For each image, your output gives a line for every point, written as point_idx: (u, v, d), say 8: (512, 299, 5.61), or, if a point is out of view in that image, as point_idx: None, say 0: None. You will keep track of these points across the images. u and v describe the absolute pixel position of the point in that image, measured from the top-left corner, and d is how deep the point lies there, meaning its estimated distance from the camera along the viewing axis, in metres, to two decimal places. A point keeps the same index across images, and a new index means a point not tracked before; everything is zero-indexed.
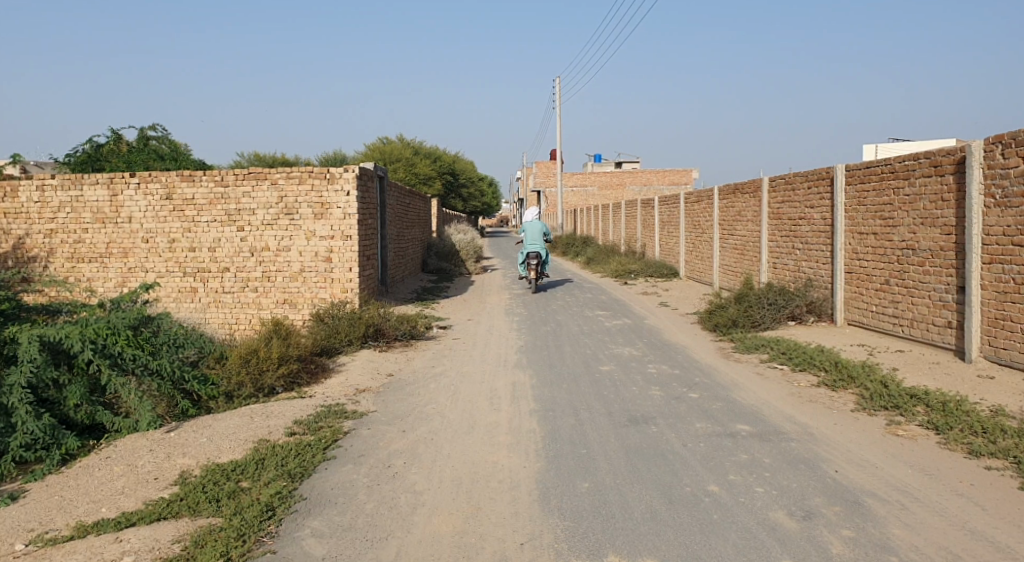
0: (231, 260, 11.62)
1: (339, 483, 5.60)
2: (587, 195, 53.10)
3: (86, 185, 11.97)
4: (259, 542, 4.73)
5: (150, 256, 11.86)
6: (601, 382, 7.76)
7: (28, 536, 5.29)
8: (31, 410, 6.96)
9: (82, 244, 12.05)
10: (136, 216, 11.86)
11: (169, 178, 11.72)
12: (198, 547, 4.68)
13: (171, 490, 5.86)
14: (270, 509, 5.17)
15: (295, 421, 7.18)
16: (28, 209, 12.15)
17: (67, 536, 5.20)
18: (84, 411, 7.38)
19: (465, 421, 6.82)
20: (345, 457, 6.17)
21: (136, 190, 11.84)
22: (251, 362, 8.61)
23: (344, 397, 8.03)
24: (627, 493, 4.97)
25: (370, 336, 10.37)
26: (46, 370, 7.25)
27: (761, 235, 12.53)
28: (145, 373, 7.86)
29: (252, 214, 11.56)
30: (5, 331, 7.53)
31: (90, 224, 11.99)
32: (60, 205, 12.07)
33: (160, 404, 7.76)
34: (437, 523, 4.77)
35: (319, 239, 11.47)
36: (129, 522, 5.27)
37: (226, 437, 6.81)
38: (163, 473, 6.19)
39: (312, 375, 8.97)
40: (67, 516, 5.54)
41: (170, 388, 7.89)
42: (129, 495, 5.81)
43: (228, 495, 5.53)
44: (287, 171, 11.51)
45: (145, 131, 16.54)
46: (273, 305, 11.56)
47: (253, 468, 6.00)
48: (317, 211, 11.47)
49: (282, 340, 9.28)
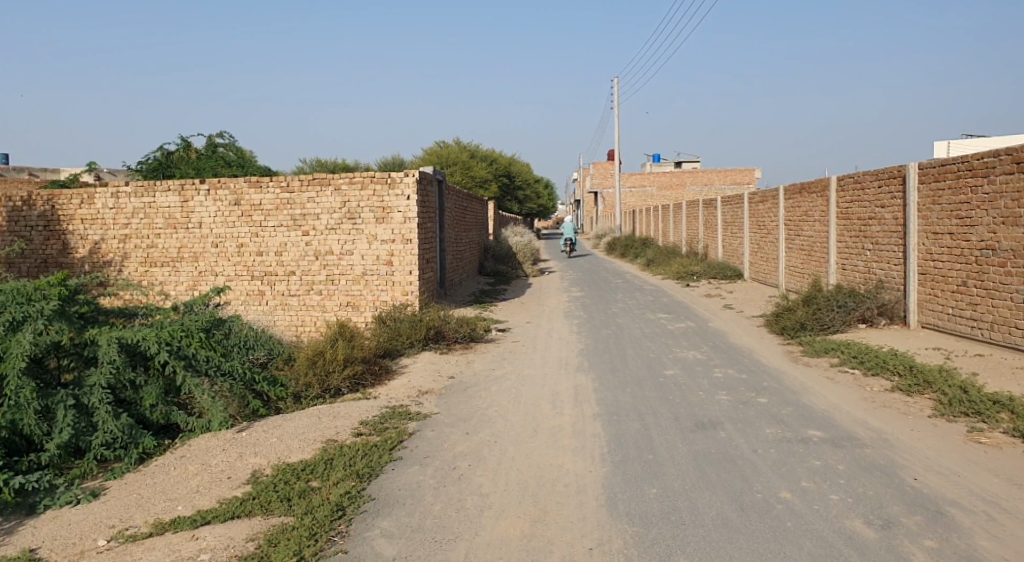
0: (296, 264, 11.86)
1: (406, 485, 5.65)
2: (646, 196, 52.72)
3: (159, 192, 12.38)
4: (329, 542, 4.81)
5: (219, 261, 12.18)
6: (666, 386, 7.67)
7: (110, 532, 5.49)
8: (109, 410, 7.19)
9: (155, 249, 12.45)
10: (206, 222, 12.20)
11: (237, 185, 12.03)
12: (271, 546, 4.82)
13: (243, 489, 6.02)
14: (339, 509, 5.27)
15: (361, 422, 7.28)
16: (104, 215, 12.62)
17: (146, 533, 5.39)
18: (160, 411, 7.60)
19: (528, 424, 6.81)
20: (410, 458, 6.23)
21: (205, 197, 12.18)
22: (317, 364, 8.77)
23: (406, 398, 8.12)
24: (696, 498, 4.90)
25: (431, 339, 10.45)
26: (124, 371, 7.52)
27: (828, 235, 12.22)
28: (217, 374, 8.10)
29: (315, 219, 11.77)
30: (85, 332, 7.79)
31: (163, 230, 12.39)
32: (133, 211, 12.49)
33: (232, 405, 7.96)
34: (505, 526, 4.77)
35: (381, 243, 11.62)
36: (204, 520, 5.43)
37: (295, 438, 6.95)
38: (236, 472, 6.36)
39: (375, 377, 9.08)
40: (145, 514, 5.74)
41: (241, 389, 8.11)
42: (204, 494, 5.98)
43: (298, 494, 5.66)
44: (349, 177, 11.68)
45: (214, 138, 17.05)
46: (337, 308, 11.76)
47: (321, 468, 6.12)
48: (378, 215, 11.61)
49: (346, 342, 9.42)
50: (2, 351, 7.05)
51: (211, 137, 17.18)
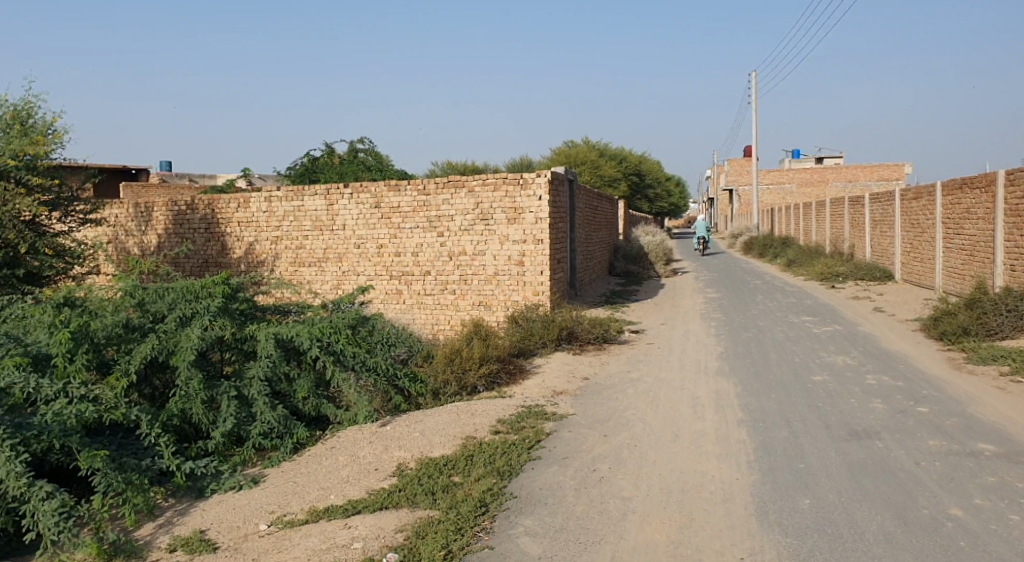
0: (432, 264, 12.17)
1: (547, 484, 5.67)
2: (784, 193, 50.78)
3: (307, 196, 13.03)
4: (475, 537, 4.91)
5: (361, 261, 12.70)
6: (814, 393, 7.34)
7: (270, 517, 5.83)
8: (267, 402, 7.62)
9: (303, 250, 13.13)
10: (349, 224, 12.74)
11: (378, 188, 12.48)
12: (419, 538, 4.97)
13: (390, 481, 6.24)
14: (483, 505, 5.36)
15: (498, 420, 7.38)
16: (257, 218, 13.43)
17: (302, 520, 5.69)
18: (311, 403, 8.00)
19: (668, 428, 6.69)
20: (550, 458, 6.26)
21: (349, 200, 12.72)
22: (455, 362, 8.96)
23: (542, 398, 8.16)
24: (854, 512, 4.66)
25: (565, 339, 10.46)
26: (280, 365, 7.96)
27: (994, 234, 11.33)
28: (363, 369, 8.43)
29: (450, 220, 12.03)
30: (245, 328, 8.29)
31: (310, 232, 13.05)
32: (284, 214, 13.22)
33: (376, 399, 8.27)
34: (650, 531, 4.71)
35: (513, 244, 11.66)
36: (354, 510, 5.68)
37: (436, 433, 7.13)
38: (382, 465, 6.59)
39: (510, 376, 9.17)
40: (301, 501, 6.05)
41: (384, 384, 8.41)
42: (353, 484, 6.24)
43: (441, 488, 5.81)
44: (482, 178, 11.81)
45: (355, 144, 17.81)
46: (470, 308, 11.96)
47: (463, 464, 6.26)
48: (510, 216, 11.65)
49: (482, 341, 9.57)
50: (175, 344, 7.61)
51: (353, 143, 17.96)
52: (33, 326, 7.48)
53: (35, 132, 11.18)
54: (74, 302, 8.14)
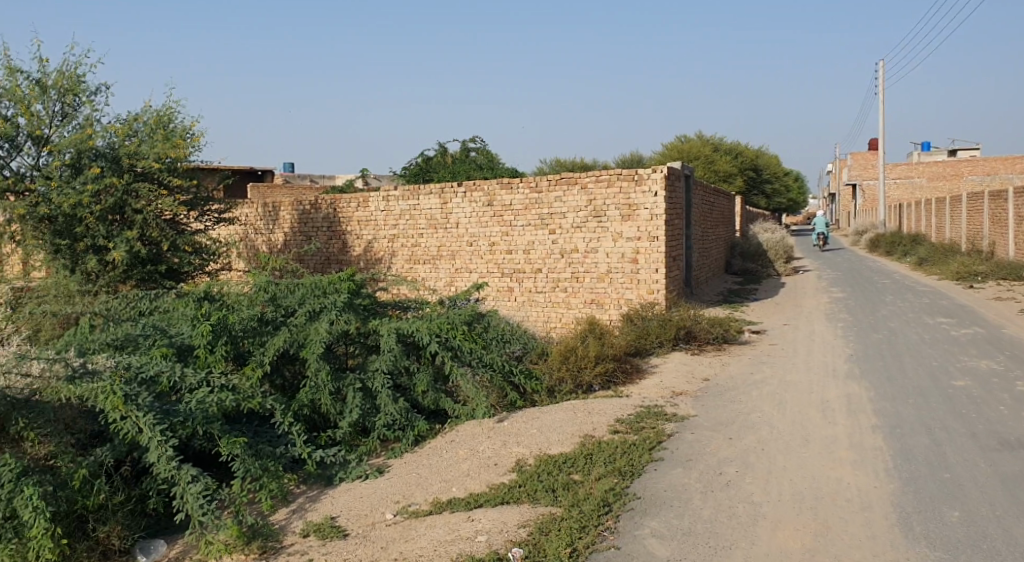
0: (544, 262, 12.17)
1: (671, 486, 5.57)
2: (912, 188, 48.15)
3: (422, 195, 13.31)
4: (600, 536, 4.88)
5: (474, 259, 12.86)
6: (957, 400, 6.89)
7: (395, 507, 5.99)
8: (390, 394, 7.82)
9: (418, 248, 13.43)
10: (462, 222, 12.93)
11: (491, 187, 12.60)
12: (543, 535, 4.98)
13: (510, 477, 6.29)
14: (606, 504, 5.32)
15: (617, 419, 7.31)
16: (375, 217, 13.83)
17: (426, 511, 5.82)
18: (430, 397, 8.16)
19: (797, 433, 6.45)
20: (672, 459, 6.15)
21: (462, 198, 12.91)
22: (570, 360, 8.93)
23: (660, 398, 8.02)
24: (1010, 527, 4.36)
25: (682, 339, 10.25)
26: (401, 359, 8.15)
27: None
28: (480, 365, 8.51)
29: (562, 217, 11.98)
30: (368, 322, 8.54)
31: (425, 230, 13.32)
32: (400, 213, 13.56)
33: (493, 395, 8.35)
34: (784, 537, 4.56)
35: (626, 241, 11.50)
36: (477, 504, 5.75)
37: (554, 431, 7.13)
38: (502, 460, 6.65)
39: (626, 375, 9.05)
40: (424, 493, 6.18)
41: (501, 380, 8.47)
42: (475, 478, 6.33)
43: (562, 486, 5.81)
44: (596, 175, 11.69)
45: (468, 143, 18.08)
46: (582, 306, 11.85)
47: (583, 462, 6.23)
48: (625, 212, 11.50)
49: (597, 339, 9.50)
50: (304, 337, 7.93)
51: (465, 142, 18.24)
52: (177, 319, 7.97)
53: (175, 136, 11.91)
54: (212, 296, 8.62)
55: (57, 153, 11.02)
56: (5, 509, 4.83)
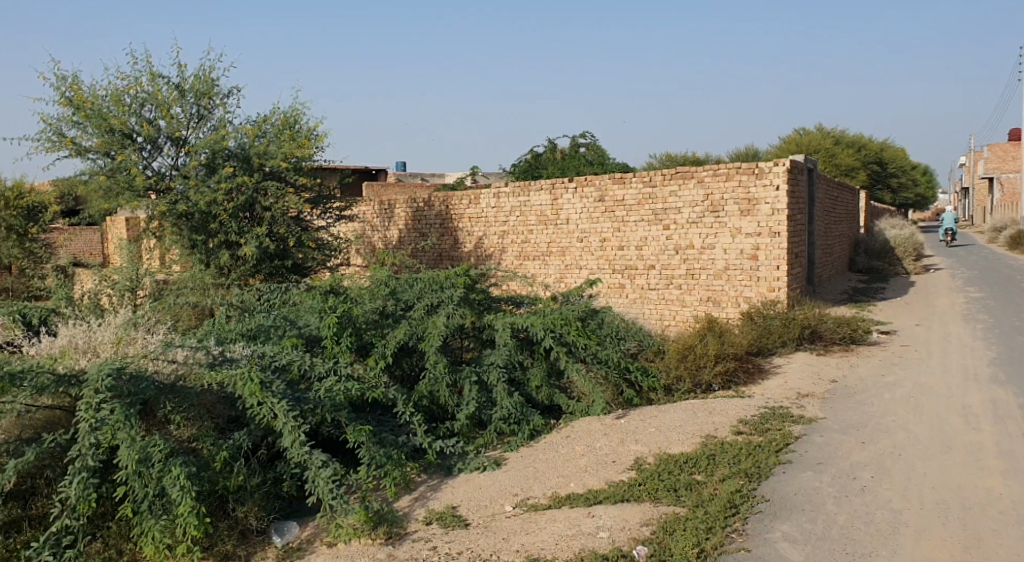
0: (657, 258, 11.97)
1: (802, 489, 5.36)
2: None
3: (532, 191, 13.35)
4: (728, 538, 4.77)
5: (585, 255, 12.80)
6: None
7: (514, 500, 6.02)
8: (505, 389, 7.86)
9: (528, 244, 13.47)
10: (573, 218, 12.89)
11: (603, 182, 12.49)
12: (667, 533, 4.89)
13: (629, 474, 6.22)
14: (733, 506, 5.16)
15: (739, 420, 7.09)
16: (486, 213, 13.97)
17: (546, 505, 5.82)
18: (544, 392, 8.16)
19: (937, 439, 6.09)
20: (801, 462, 5.91)
21: (574, 194, 12.86)
22: (688, 358, 8.74)
23: (785, 399, 7.73)
24: None
25: (805, 338, 9.85)
26: (515, 354, 8.19)
27: None
28: (594, 361, 8.43)
29: (677, 213, 11.75)
30: (483, 317, 8.61)
31: (535, 226, 13.36)
32: (510, 209, 13.65)
33: (608, 392, 8.27)
34: (929, 549, 4.35)
35: (746, 236, 11.12)
36: (597, 500, 5.71)
37: (673, 430, 7.00)
38: (620, 457, 6.58)
39: (748, 375, 8.83)
40: (543, 488, 6.18)
41: (616, 377, 8.37)
42: (593, 474, 6.28)
43: (684, 486, 5.69)
44: (714, 168, 11.39)
45: (577, 139, 18.03)
46: (698, 304, 11.56)
47: (706, 462, 6.08)
48: (744, 207, 11.13)
49: (716, 337, 9.25)
50: (423, 330, 8.08)
51: (574, 138, 18.19)
52: (304, 311, 8.28)
53: (299, 136, 12.41)
54: (337, 290, 8.92)
55: (194, 153, 11.71)
56: (155, 487, 5.03)
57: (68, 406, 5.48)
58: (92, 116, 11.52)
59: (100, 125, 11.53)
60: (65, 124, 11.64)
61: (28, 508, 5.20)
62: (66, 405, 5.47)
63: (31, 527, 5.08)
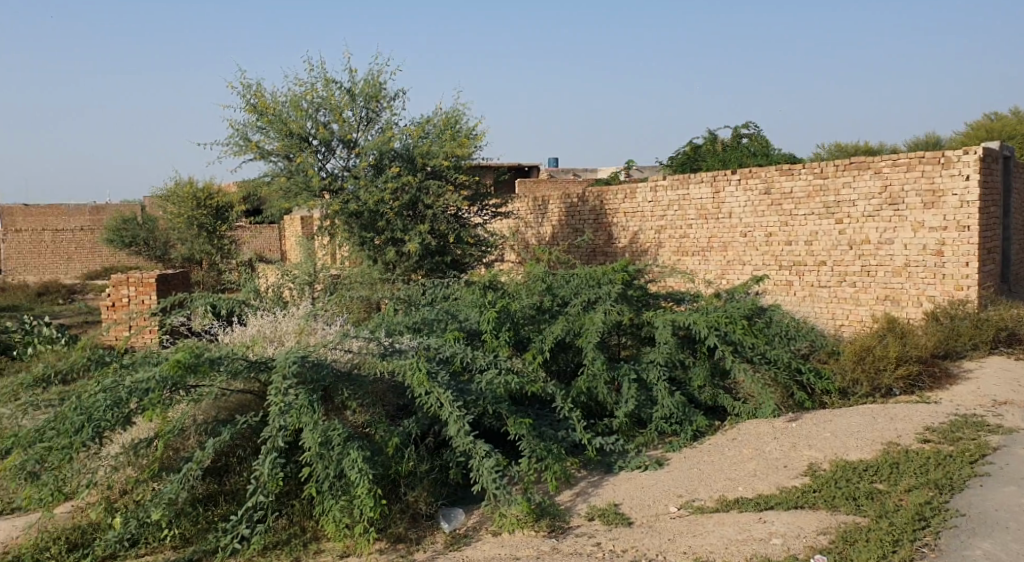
0: (828, 254, 11.33)
1: (1003, 506, 4.90)
2: None
3: (692, 184, 13.04)
4: (918, 553, 4.46)
5: (748, 250, 12.34)
6: None
7: (679, 501, 5.88)
8: (667, 388, 7.67)
9: (687, 239, 13.16)
10: (736, 211, 12.46)
11: (769, 173, 12.00)
12: (849, 544, 4.62)
13: (803, 480, 5.92)
14: (923, 519, 4.79)
15: (926, 428, 6.58)
16: (644, 208, 13.77)
17: (712, 508, 5.65)
18: (708, 392, 7.91)
19: None
20: (1001, 476, 5.40)
21: (737, 186, 12.44)
22: (866, 361, 8.21)
23: (979, 408, 7.09)
24: None
25: (1001, 342, 9.00)
26: (677, 353, 7.98)
27: None
28: (762, 361, 8.05)
29: (852, 205, 11.07)
30: (642, 314, 8.44)
31: (695, 220, 13.03)
32: (669, 203, 13.38)
33: (777, 394, 7.91)
34: None
35: (929, 231, 10.31)
36: (768, 505, 5.47)
37: (851, 436, 6.59)
38: (792, 462, 6.28)
39: (934, 380, 8.23)
40: (709, 490, 6.00)
41: (785, 378, 7.98)
42: (763, 479, 6.04)
43: (865, 495, 5.34)
44: (893, 158, 10.65)
45: (740, 130, 17.46)
46: (874, 302, 10.84)
47: (889, 471, 5.68)
48: (927, 199, 10.31)
49: (897, 338, 8.63)
50: (580, 326, 8.04)
51: (736, 129, 17.62)
52: (465, 306, 8.44)
53: (461, 135, 12.76)
54: (496, 286, 9.05)
55: (364, 155, 12.36)
56: (335, 468, 5.19)
57: (258, 390, 5.88)
58: (275, 122, 12.41)
59: (281, 129, 12.39)
60: (250, 129, 12.59)
61: (223, 483, 5.56)
62: (257, 390, 5.86)
63: (226, 502, 5.44)
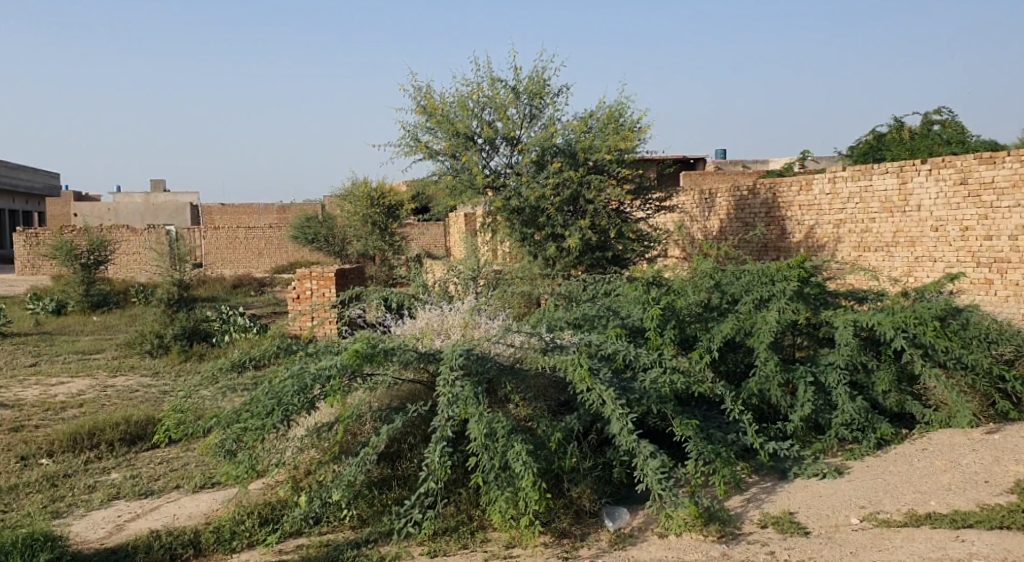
0: None
1: None
2: None
3: (876, 175, 12.20)
4: None
5: (940, 246, 11.37)
6: None
7: (861, 513, 5.48)
8: (847, 392, 7.18)
9: (869, 234, 12.30)
10: (926, 204, 11.52)
11: (966, 162, 10.99)
12: None
13: (1008, 498, 5.36)
14: None
15: None
16: (820, 201, 13.02)
17: (900, 522, 5.20)
18: (894, 398, 7.34)
19: None
20: None
21: (927, 176, 11.50)
22: None
23: None
24: None
25: None
26: (859, 355, 7.42)
27: None
28: (958, 367, 7.36)
29: None
30: (819, 313, 7.92)
31: (878, 214, 12.16)
32: (849, 196, 12.58)
33: (974, 403, 7.22)
34: None
35: None
36: (965, 523, 5.04)
37: None
38: (994, 478, 5.70)
39: None
40: (896, 503, 5.56)
41: (985, 386, 7.25)
42: (959, 494, 5.53)
43: None
44: None
45: (931, 116, 16.16)
46: None
47: None
48: None
49: None
50: (751, 325, 7.64)
51: (927, 115, 16.32)
52: (628, 302, 8.27)
53: (625, 129, 12.61)
54: (660, 282, 8.77)
55: (526, 152, 12.45)
56: (500, 460, 5.21)
57: (426, 380, 6.03)
58: (443, 122, 12.84)
59: (449, 130, 12.79)
60: (420, 130, 13.08)
61: (396, 468, 5.78)
62: (425, 380, 6.00)
63: (398, 487, 5.64)
